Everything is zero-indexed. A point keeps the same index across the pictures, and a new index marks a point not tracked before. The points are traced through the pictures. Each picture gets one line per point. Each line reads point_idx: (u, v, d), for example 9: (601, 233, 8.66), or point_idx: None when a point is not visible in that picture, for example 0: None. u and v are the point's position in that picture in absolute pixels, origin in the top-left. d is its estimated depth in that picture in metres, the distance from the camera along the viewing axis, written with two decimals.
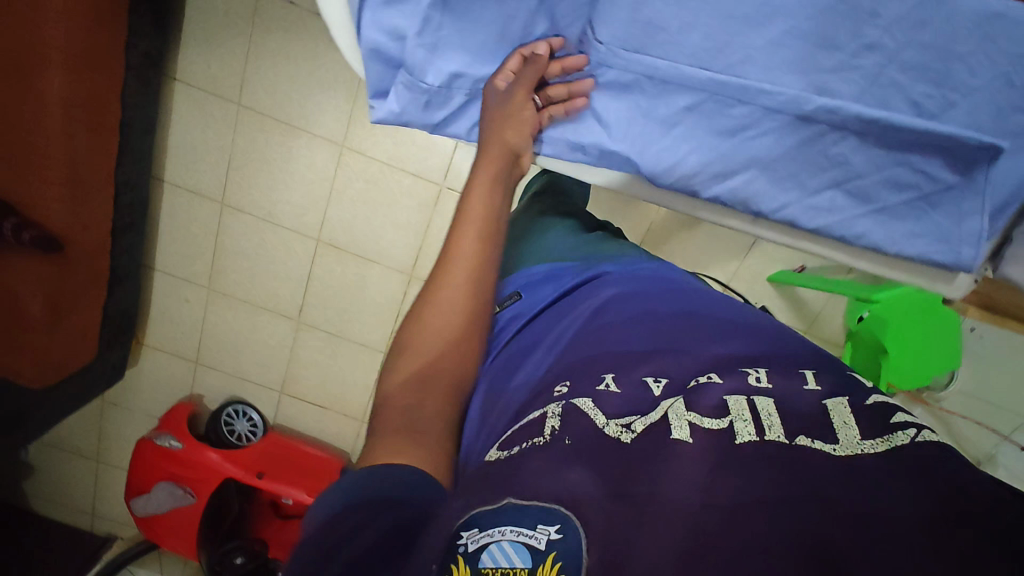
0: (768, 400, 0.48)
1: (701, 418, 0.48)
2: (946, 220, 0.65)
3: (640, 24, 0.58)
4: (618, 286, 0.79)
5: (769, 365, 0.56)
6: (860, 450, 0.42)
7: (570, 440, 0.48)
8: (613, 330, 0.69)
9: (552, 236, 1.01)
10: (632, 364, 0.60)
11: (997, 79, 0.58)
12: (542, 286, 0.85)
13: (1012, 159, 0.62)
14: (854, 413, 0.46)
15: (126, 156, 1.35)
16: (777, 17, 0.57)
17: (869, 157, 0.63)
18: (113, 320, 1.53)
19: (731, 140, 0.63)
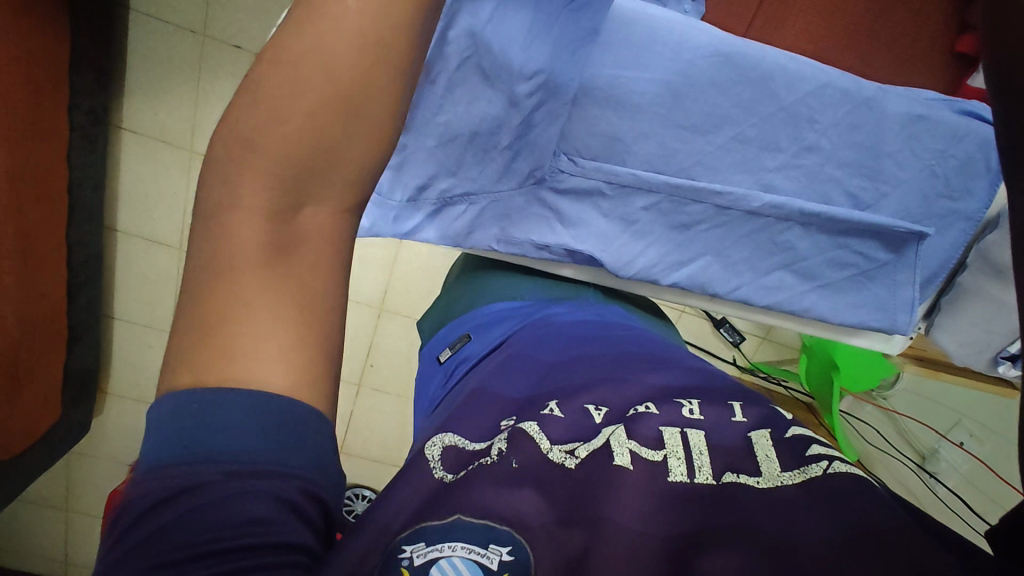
0: (699, 434, 0.46)
1: (640, 447, 0.45)
2: (884, 291, 0.71)
3: (600, 137, 0.62)
4: (561, 328, 0.75)
5: (703, 395, 0.53)
6: (779, 482, 0.41)
7: (517, 463, 0.43)
8: (559, 367, 0.64)
9: (501, 271, 0.95)
10: (575, 393, 0.55)
11: (923, 172, 0.65)
12: (492, 328, 0.81)
13: (935, 240, 0.69)
14: (775, 447, 0.44)
15: (74, 212, 1.32)
16: (724, 125, 0.62)
17: (813, 242, 0.68)
18: (76, 377, 1.51)
19: (685, 232, 0.67)
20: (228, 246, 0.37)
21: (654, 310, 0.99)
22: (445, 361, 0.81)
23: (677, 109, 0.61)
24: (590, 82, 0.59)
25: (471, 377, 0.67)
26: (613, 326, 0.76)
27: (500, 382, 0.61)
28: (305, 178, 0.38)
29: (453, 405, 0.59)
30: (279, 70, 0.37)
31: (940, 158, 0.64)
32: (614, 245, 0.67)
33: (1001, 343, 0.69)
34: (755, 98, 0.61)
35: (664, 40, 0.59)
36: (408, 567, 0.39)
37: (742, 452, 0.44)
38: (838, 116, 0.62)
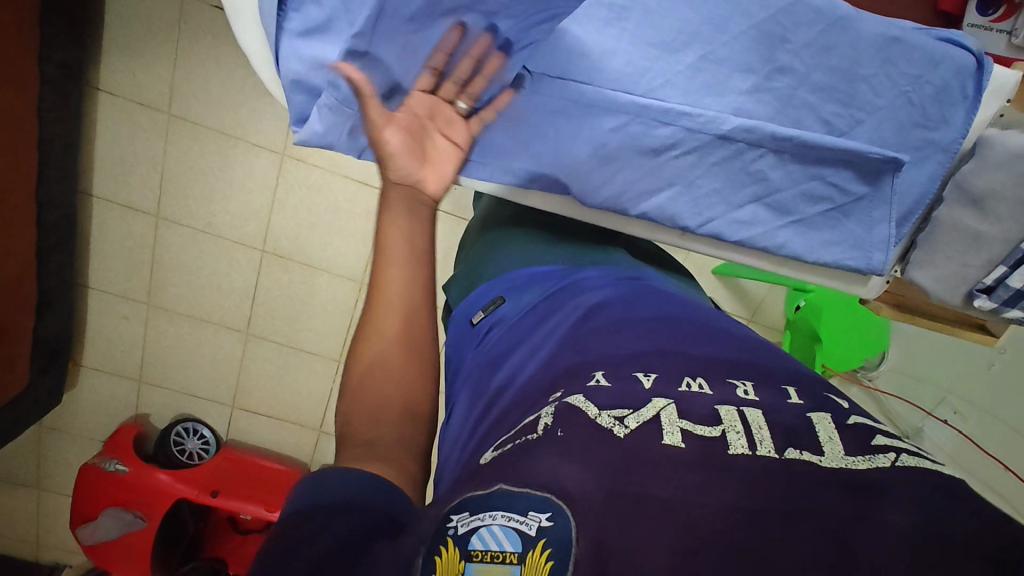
0: (757, 412, 0.48)
1: (694, 425, 0.46)
2: (858, 227, 0.70)
3: (565, 51, 0.60)
4: (604, 290, 0.72)
5: (757, 376, 0.55)
6: (845, 464, 0.42)
7: (563, 431, 0.46)
8: (604, 330, 0.62)
9: (523, 231, 0.91)
10: (620, 362, 0.56)
11: (897, 99, 0.63)
12: (526, 288, 0.77)
13: (911, 171, 0.67)
14: (838, 430, 0.46)
15: (43, 172, 1.29)
16: (692, 44, 0.60)
17: (786, 172, 0.66)
18: (48, 344, 1.48)
19: (656, 159, 0.65)
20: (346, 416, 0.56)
21: (680, 269, 0.96)
22: (478, 322, 0.77)
23: (643, 23, 0.60)
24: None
25: (518, 356, 0.65)
26: (649, 286, 0.74)
27: (541, 365, 0.61)
28: (392, 389, 0.57)
29: (513, 396, 0.59)
30: (377, 317, 0.58)
31: (915, 84, 0.62)
32: (578, 173, 0.66)
33: (976, 276, 0.75)
34: (724, 12, 0.59)
35: None
36: (452, 536, 0.43)
37: (804, 431, 0.46)
38: (812, 35, 0.60)
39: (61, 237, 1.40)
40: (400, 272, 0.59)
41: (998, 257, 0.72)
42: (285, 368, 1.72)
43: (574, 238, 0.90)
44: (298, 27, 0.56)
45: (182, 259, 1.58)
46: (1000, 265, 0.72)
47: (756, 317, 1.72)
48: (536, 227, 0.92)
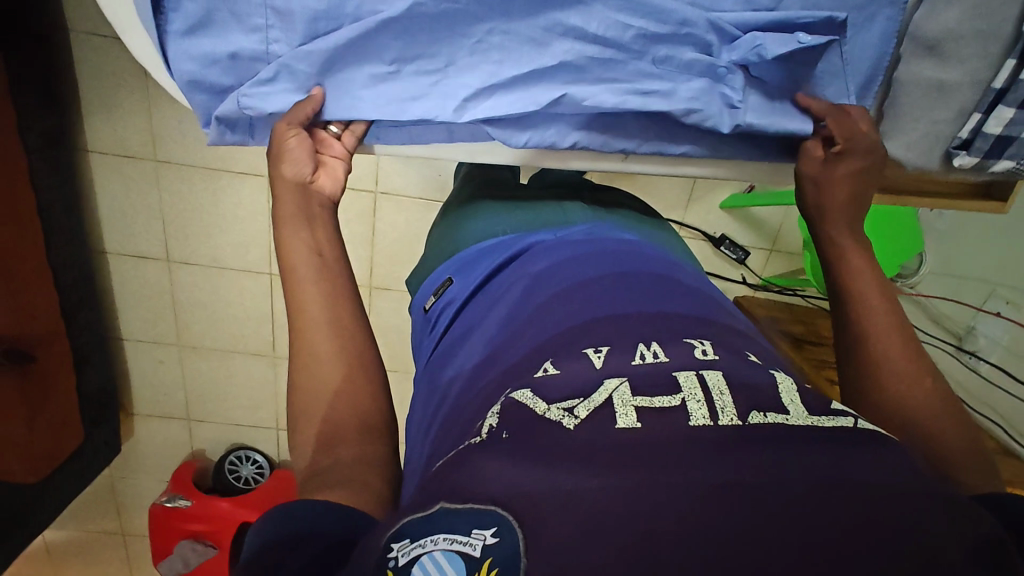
0: (717, 374, 0.41)
1: (651, 399, 0.40)
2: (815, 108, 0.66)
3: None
4: (559, 250, 0.61)
5: (715, 335, 0.48)
6: (813, 424, 0.38)
7: (508, 433, 0.39)
8: (555, 304, 0.52)
9: (483, 202, 0.82)
10: (570, 340, 0.47)
11: None
12: (476, 264, 0.68)
13: (859, 33, 0.64)
14: (801, 390, 0.41)
15: (50, 238, 1.37)
16: None
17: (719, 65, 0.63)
18: (95, 399, 1.59)
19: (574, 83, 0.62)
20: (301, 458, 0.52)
21: (653, 215, 0.85)
22: (429, 309, 0.69)
23: None
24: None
25: (466, 339, 0.56)
26: (610, 242, 0.62)
27: (484, 352, 0.52)
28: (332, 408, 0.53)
29: (454, 391, 0.50)
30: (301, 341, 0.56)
31: None
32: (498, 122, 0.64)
33: (951, 131, 0.68)
34: None
35: None
36: (394, 570, 0.35)
37: (769, 393, 0.40)
38: None
39: (83, 294, 1.50)
40: (318, 291, 0.58)
41: (970, 106, 0.67)
42: None
43: (530, 201, 0.80)
44: (181, 26, 0.56)
45: (199, 296, 1.64)
46: (973, 113, 0.67)
47: (776, 247, 1.65)
48: (501, 197, 0.82)
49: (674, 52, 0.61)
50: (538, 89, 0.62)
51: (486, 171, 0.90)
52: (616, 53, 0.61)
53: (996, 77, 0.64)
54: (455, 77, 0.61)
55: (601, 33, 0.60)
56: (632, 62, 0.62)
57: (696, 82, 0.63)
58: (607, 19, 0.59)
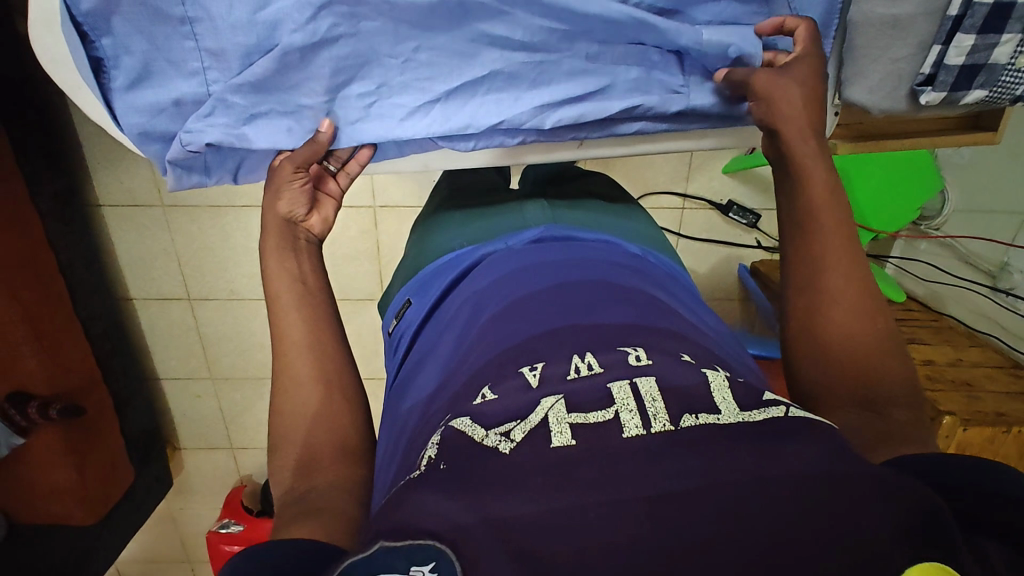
0: (650, 380, 0.45)
1: (585, 416, 0.43)
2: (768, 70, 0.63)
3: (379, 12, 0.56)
4: (508, 266, 0.65)
5: (650, 338, 0.51)
6: (738, 419, 0.42)
7: (445, 463, 0.40)
8: (496, 322, 0.57)
9: (451, 211, 0.85)
10: (510, 359, 0.51)
11: None
12: (432, 283, 0.72)
13: None
14: (731, 387, 0.45)
15: (77, 293, 1.44)
16: None
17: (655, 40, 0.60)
18: (140, 439, 1.67)
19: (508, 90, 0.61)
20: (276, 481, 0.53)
21: (618, 196, 0.88)
22: (392, 332, 0.74)
23: None
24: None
25: (427, 358, 0.61)
26: (554, 250, 0.67)
27: (436, 378, 0.56)
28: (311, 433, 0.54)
29: (411, 421, 0.53)
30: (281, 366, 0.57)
31: None
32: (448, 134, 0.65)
33: (910, 69, 0.61)
34: None
35: None
36: None
37: (700, 393, 0.44)
38: None
39: (114, 341, 1.59)
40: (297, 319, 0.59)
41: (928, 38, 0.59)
42: None
43: (486, 206, 0.83)
44: (123, 82, 0.58)
45: (223, 329, 1.69)
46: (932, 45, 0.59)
47: None
48: (466, 206, 0.85)
49: (608, 44, 0.59)
50: (474, 99, 0.61)
51: (452, 179, 0.92)
52: (548, 55, 0.59)
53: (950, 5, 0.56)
54: (389, 95, 0.62)
55: (529, 37, 0.58)
56: (566, 61, 0.60)
57: (633, 71, 0.61)
58: (532, 24, 0.57)
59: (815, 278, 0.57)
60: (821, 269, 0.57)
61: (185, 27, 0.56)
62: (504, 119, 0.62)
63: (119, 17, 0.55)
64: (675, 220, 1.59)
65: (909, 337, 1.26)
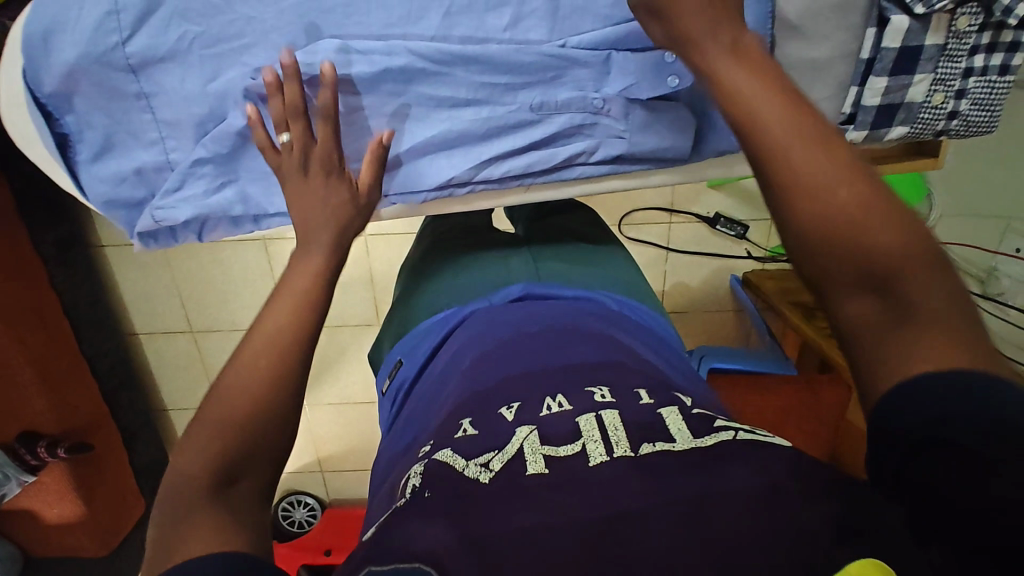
0: (613, 412, 0.48)
1: (555, 448, 0.45)
2: (717, 107, 0.62)
3: (307, 76, 0.59)
4: (486, 322, 0.68)
5: (615, 375, 0.54)
6: (693, 445, 0.44)
7: (430, 492, 0.42)
8: (474, 370, 0.60)
9: (439, 258, 0.87)
10: (485, 402, 0.53)
11: None
12: (419, 345, 0.75)
13: None
14: (685, 418, 0.47)
15: (81, 333, 1.50)
16: (430, 7, 0.57)
17: (600, 85, 0.60)
18: (148, 470, 1.71)
19: (456, 144, 0.62)
20: (180, 484, 0.44)
21: (599, 239, 0.91)
22: (386, 392, 0.76)
23: (374, 9, 0.57)
24: (309, 26, 0.58)
25: (413, 410, 0.64)
26: (533, 307, 0.70)
27: (416, 425, 0.59)
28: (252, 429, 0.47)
29: (398, 461, 0.57)
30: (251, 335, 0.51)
31: None
32: (414, 182, 0.64)
33: (833, 107, 0.66)
34: None
35: None
36: None
37: (654, 424, 0.47)
38: None
39: (120, 377, 1.64)
40: (285, 295, 0.53)
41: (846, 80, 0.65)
42: (351, 422, 1.87)
43: (467, 255, 0.86)
44: (88, 154, 0.62)
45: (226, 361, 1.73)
46: (851, 87, 0.65)
47: None
48: (446, 254, 0.88)
49: (550, 94, 0.61)
50: (427, 157, 0.63)
51: (432, 226, 0.95)
52: (494, 110, 0.61)
53: (862, 47, 0.63)
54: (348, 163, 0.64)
55: (473, 97, 0.61)
56: (508, 116, 0.61)
57: (576, 118, 0.61)
58: (473, 83, 0.60)
59: (785, 184, 0.44)
60: (782, 158, 0.44)
61: (140, 100, 0.60)
62: (454, 173, 0.63)
63: (78, 97, 0.59)
64: (664, 235, 1.59)
65: None
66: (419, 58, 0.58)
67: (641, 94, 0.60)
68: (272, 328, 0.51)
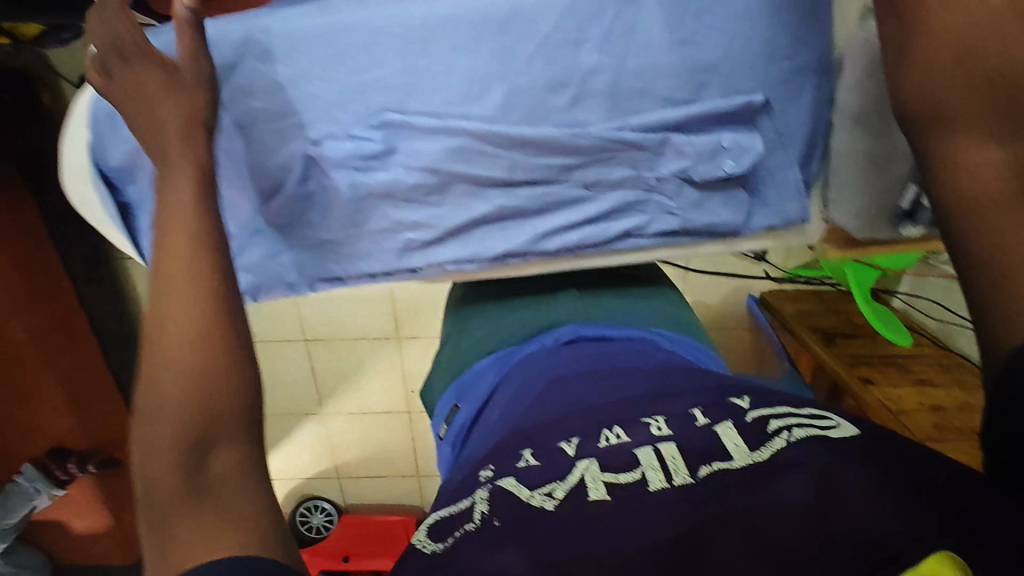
0: (671, 443, 0.46)
1: (617, 475, 0.44)
2: (771, 186, 0.62)
3: (361, 151, 0.60)
4: (542, 366, 0.69)
5: (674, 401, 0.52)
6: (751, 461, 0.42)
7: (498, 521, 0.42)
8: (533, 408, 0.60)
9: (491, 304, 0.90)
10: (545, 434, 0.52)
11: (736, 45, 0.56)
12: (475, 386, 0.77)
13: (793, 106, 0.59)
14: (738, 432, 0.45)
15: None
16: (490, 86, 0.58)
17: (654, 163, 0.61)
18: None
19: (512, 216, 0.64)
20: (153, 492, 0.36)
21: (646, 279, 0.92)
22: (443, 438, 0.76)
23: (432, 85, 0.58)
24: (369, 103, 0.58)
25: (472, 446, 0.64)
26: (586, 352, 0.70)
27: (477, 452, 0.60)
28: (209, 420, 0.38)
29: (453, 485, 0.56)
30: (173, 288, 0.41)
31: (750, 23, 0.56)
32: (475, 245, 0.65)
33: (891, 202, 0.60)
34: (507, 43, 0.56)
35: (391, 31, 0.56)
36: None
37: (712, 444, 0.45)
38: (605, 26, 0.56)
39: None
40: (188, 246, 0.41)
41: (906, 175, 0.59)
42: (368, 430, 1.89)
43: (517, 300, 0.88)
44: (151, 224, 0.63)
45: None
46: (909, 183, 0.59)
47: None
48: (495, 301, 0.90)
49: (603, 173, 0.62)
50: (481, 230, 0.64)
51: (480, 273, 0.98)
52: (548, 186, 0.62)
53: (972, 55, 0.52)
54: (400, 232, 0.65)
55: (529, 176, 0.61)
56: (561, 191, 0.62)
57: (631, 194, 0.63)
58: (527, 162, 0.61)
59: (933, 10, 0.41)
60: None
61: None
62: (510, 245, 0.64)
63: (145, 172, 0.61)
64: None
65: (917, 378, 1.27)
66: (475, 139, 0.59)
67: (698, 175, 0.60)
68: (183, 280, 0.41)
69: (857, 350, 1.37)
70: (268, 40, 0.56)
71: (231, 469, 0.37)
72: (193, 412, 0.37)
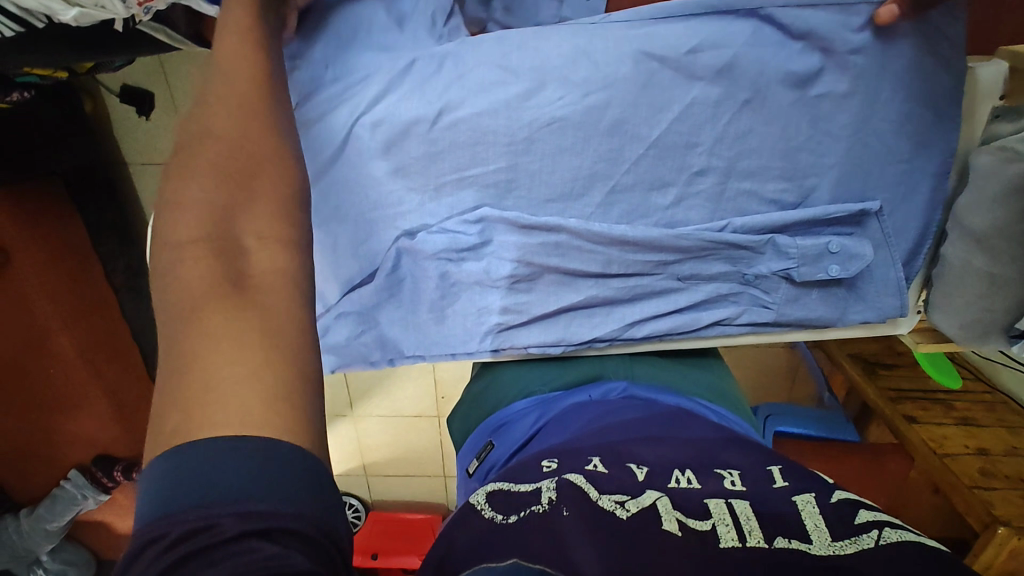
0: (745, 502, 0.43)
1: (688, 517, 0.42)
2: (872, 290, 0.61)
3: (463, 246, 0.60)
4: (595, 409, 0.66)
5: (743, 459, 0.50)
6: (833, 552, 0.38)
7: (568, 511, 0.41)
8: (591, 433, 0.59)
9: None
10: (610, 454, 0.52)
11: (846, 151, 0.57)
12: (514, 426, 0.73)
13: (899, 209, 0.59)
14: (821, 513, 0.41)
15: None
16: (595, 184, 0.59)
17: (756, 259, 0.60)
18: None
19: (606, 305, 0.63)
20: (182, 290, 0.37)
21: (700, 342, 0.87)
22: (472, 473, 0.72)
23: (537, 183, 0.59)
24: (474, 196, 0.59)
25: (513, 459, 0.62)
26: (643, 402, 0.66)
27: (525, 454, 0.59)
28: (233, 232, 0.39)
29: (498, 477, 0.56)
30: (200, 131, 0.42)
31: (864, 130, 0.56)
32: (569, 329, 0.63)
33: (1005, 320, 0.60)
34: (616, 145, 0.57)
35: (495, 131, 0.57)
36: None
37: (793, 521, 0.41)
38: (717, 131, 0.57)
39: None
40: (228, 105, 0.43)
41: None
42: (398, 433, 1.91)
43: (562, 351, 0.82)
44: None
45: None
46: None
47: None
48: None
49: (700, 268, 0.60)
50: (570, 318, 0.63)
51: None
52: (642, 278, 0.61)
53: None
54: (483, 314, 0.62)
55: (626, 270, 0.60)
56: (656, 282, 0.61)
57: (722, 287, 0.61)
58: (625, 259, 0.60)
59: None
60: None
61: None
62: (597, 332, 0.63)
63: None
64: None
65: (961, 418, 1.14)
66: (576, 236, 0.58)
67: (800, 276, 0.59)
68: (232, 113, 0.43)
69: (899, 383, 1.23)
70: (368, 136, 0.58)
71: (272, 270, 0.39)
72: (213, 228, 0.39)
